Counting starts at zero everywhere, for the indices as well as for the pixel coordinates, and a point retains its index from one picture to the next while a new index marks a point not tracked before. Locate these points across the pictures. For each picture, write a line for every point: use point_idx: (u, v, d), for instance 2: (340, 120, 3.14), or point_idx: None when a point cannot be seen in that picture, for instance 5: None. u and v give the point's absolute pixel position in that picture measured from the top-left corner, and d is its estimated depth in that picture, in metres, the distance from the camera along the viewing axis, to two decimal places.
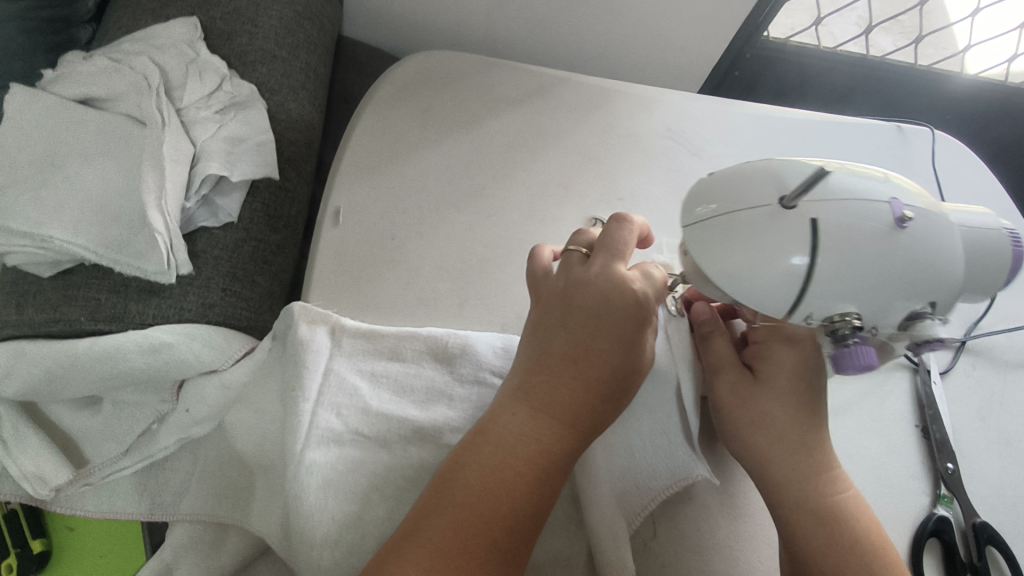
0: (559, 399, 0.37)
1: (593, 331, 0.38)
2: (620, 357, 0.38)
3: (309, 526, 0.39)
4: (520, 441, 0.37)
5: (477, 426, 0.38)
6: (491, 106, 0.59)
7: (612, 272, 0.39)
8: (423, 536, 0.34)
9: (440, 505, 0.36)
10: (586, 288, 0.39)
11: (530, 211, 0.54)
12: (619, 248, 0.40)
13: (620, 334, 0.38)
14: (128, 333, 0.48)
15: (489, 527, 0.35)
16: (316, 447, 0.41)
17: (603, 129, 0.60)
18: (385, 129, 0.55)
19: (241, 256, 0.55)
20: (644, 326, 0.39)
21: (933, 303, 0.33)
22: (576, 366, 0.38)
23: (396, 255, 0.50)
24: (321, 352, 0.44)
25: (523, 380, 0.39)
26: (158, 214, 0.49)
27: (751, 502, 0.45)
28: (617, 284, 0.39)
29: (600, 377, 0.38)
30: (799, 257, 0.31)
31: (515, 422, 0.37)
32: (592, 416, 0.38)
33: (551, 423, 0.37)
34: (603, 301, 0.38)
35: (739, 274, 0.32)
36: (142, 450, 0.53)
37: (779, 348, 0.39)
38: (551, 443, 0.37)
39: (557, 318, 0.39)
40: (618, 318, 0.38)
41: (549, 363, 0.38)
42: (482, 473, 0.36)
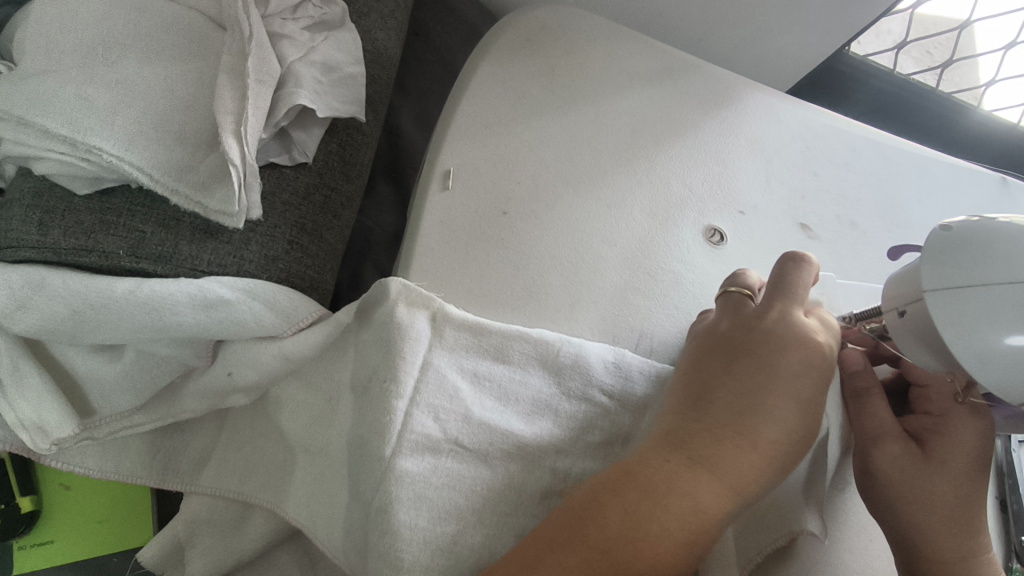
0: (722, 455, 0.34)
1: (769, 382, 0.36)
2: (794, 418, 0.35)
3: (399, 547, 0.34)
4: (672, 491, 0.34)
5: (621, 464, 0.35)
6: (616, 82, 0.53)
7: (790, 318, 0.38)
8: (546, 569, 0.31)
9: (571, 534, 0.33)
10: (764, 332, 0.38)
11: (649, 207, 0.49)
12: (796, 293, 0.39)
13: (798, 392, 0.36)
14: (180, 281, 0.40)
15: None
16: (409, 455, 0.36)
17: (726, 130, 0.55)
18: (503, 87, 0.49)
19: (311, 204, 0.47)
20: (821, 386, 0.37)
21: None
22: (747, 419, 0.35)
23: (505, 236, 0.43)
24: (421, 341, 0.38)
25: (679, 423, 0.36)
26: (234, 142, 0.39)
27: (852, 566, 0.42)
28: (798, 333, 0.37)
29: (771, 436, 0.35)
30: (1020, 340, 0.28)
31: (670, 468, 0.34)
32: (755, 478, 0.35)
33: (710, 479, 0.34)
34: (782, 350, 0.37)
35: (984, 352, 0.28)
36: (163, 410, 0.46)
37: (959, 418, 0.36)
38: (707, 502, 0.34)
39: (726, 360, 0.38)
40: (800, 373, 0.36)
41: (713, 410, 0.36)
42: (625, 521, 0.33)
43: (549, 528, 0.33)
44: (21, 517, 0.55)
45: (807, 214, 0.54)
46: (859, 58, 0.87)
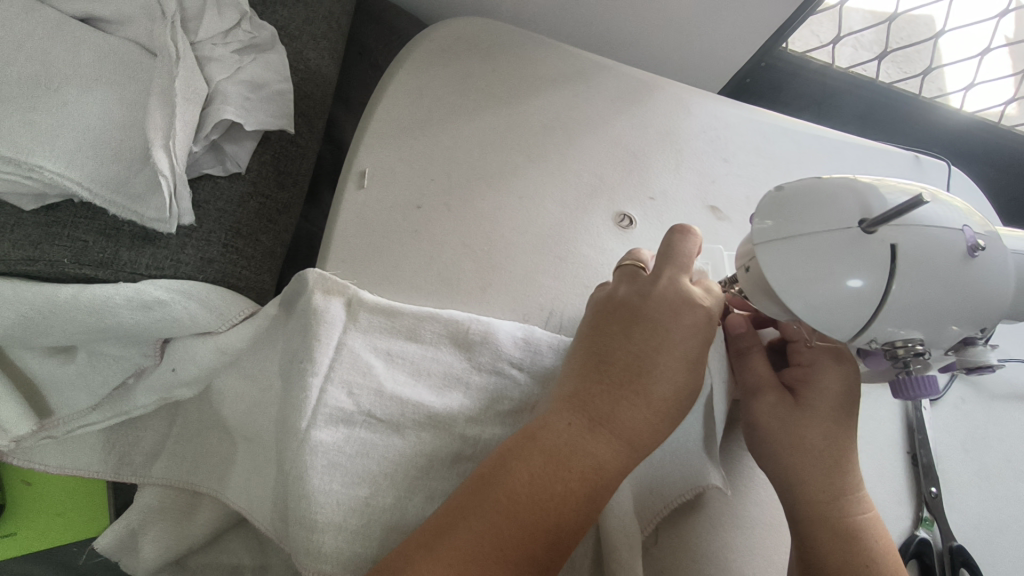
0: (619, 414, 0.37)
1: (660, 343, 0.38)
2: (683, 375, 0.38)
3: (313, 510, 0.37)
4: (573, 452, 0.36)
5: (527, 428, 0.37)
6: (529, 85, 0.56)
7: (680, 284, 0.40)
8: (455, 534, 0.34)
9: (481, 502, 0.35)
10: (655, 298, 0.40)
11: (562, 199, 0.52)
12: (685, 260, 0.42)
13: (685, 351, 0.39)
14: (119, 285, 0.44)
15: (528, 534, 0.34)
16: (323, 426, 0.39)
17: (640, 123, 0.58)
18: (418, 94, 0.52)
19: (247, 211, 0.51)
20: (706, 346, 0.40)
21: (984, 328, 0.33)
22: (639, 379, 0.38)
23: (420, 227, 0.47)
24: (336, 325, 0.42)
25: (579, 388, 0.38)
26: (164, 154, 0.44)
27: (751, 517, 0.46)
28: (685, 297, 0.40)
29: (663, 392, 0.38)
30: (855, 280, 0.31)
31: (571, 430, 0.37)
32: (649, 433, 0.38)
33: (607, 437, 0.37)
34: (671, 313, 0.39)
35: (808, 292, 0.32)
36: (116, 407, 0.49)
37: (825, 367, 0.41)
38: (606, 459, 0.37)
39: (621, 327, 0.40)
40: (686, 334, 0.39)
41: (610, 372, 0.38)
42: (530, 483, 0.35)
43: (460, 498, 0.36)
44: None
45: (716, 195, 0.58)
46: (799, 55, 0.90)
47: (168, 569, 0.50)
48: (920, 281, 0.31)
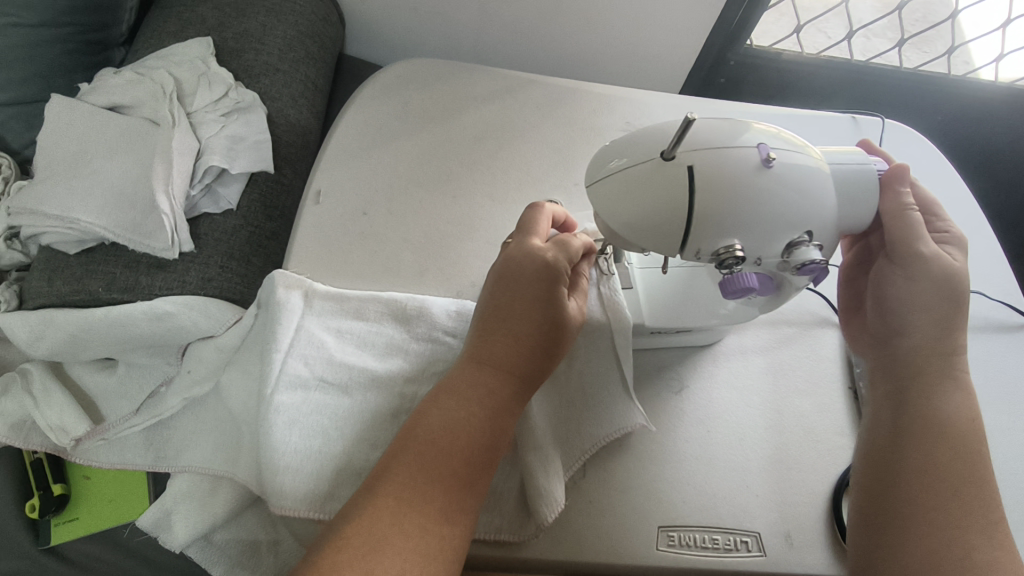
0: (496, 351, 0.45)
1: (522, 294, 0.45)
2: (546, 310, 0.45)
3: (276, 457, 0.45)
4: (468, 387, 0.44)
5: (437, 384, 0.46)
6: (461, 105, 0.65)
7: (524, 245, 0.47)
8: (394, 470, 0.41)
9: (409, 439, 0.42)
10: (507, 262, 0.47)
11: (491, 193, 0.60)
12: (531, 226, 0.49)
13: (544, 295, 0.45)
14: (138, 303, 0.56)
15: (446, 455, 0.41)
16: (285, 390, 0.48)
17: (566, 124, 0.66)
18: (366, 126, 0.63)
19: (239, 239, 0.62)
20: (560, 285, 0.46)
21: (808, 233, 0.39)
22: (507, 323, 0.45)
23: (366, 229, 0.56)
24: (295, 311, 0.51)
25: (471, 342, 0.46)
26: (165, 197, 0.57)
27: (682, 451, 0.49)
28: (530, 253, 0.46)
29: (530, 328, 0.45)
30: (684, 203, 0.37)
31: (463, 375, 0.45)
32: (528, 360, 0.45)
33: (489, 371, 0.44)
34: (526, 268, 0.46)
35: (632, 221, 0.38)
36: (150, 410, 0.60)
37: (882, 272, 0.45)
38: (494, 388, 0.44)
39: (489, 291, 0.47)
40: (538, 279, 0.45)
41: (485, 325, 0.46)
42: (442, 416, 0.43)
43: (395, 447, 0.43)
44: (53, 499, 0.60)
45: None
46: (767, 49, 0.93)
47: (198, 544, 0.60)
48: (722, 194, 0.37)
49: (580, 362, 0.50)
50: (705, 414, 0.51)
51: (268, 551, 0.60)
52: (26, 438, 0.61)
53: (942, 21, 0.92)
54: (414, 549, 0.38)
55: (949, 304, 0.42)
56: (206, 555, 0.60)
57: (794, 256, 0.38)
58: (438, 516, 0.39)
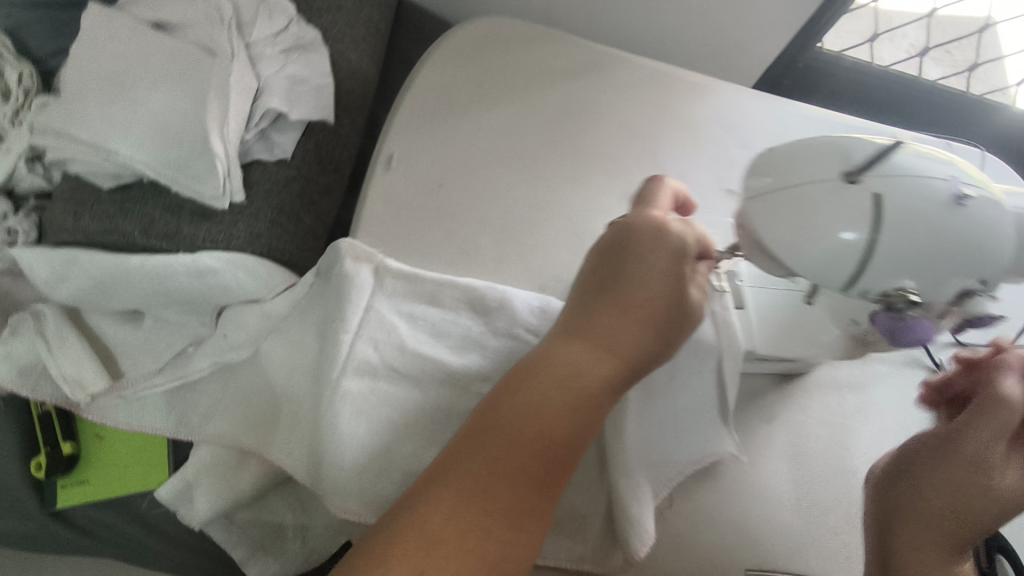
0: (599, 326, 0.38)
1: (633, 266, 0.39)
2: (664, 289, 0.39)
3: (340, 451, 0.41)
4: (559, 365, 0.38)
5: (520, 357, 0.40)
6: (543, 76, 0.58)
7: (646, 213, 0.41)
8: (460, 454, 0.36)
9: (481, 422, 0.37)
10: (625, 227, 0.41)
11: (576, 177, 0.54)
12: (653, 196, 0.43)
13: (658, 270, 0.39)
14: (180, 255, 0.50)
15: (522, 446, 0.36)
16: (352, 377, 0.43)
17: (656, 111, 0.60)
18: (441, 86, 0.56)
19: (290, 192, 0.56)
20: (681, 264, 0.40)
21: (985, 281, 0.34)
22: (616, 295, 0.39)
23: (442, 203, 0.50)
24: (364, 288, 0.45)
25: (567, 315, 0.40)
26: (218, 138, 0.50)
27: (768, 488, 0.47)
28: (653, 221, 0.40)
29: (643, 304, 0.39)
30: (852, 234, 0.32)
31: (553, 349, 0.39)
32: (634, 343, 0.39)
33: (588, 347, 0.38)
34: (641, 239, 0.40)
35: (800, 244, 0.33)
36: (176, 370, 0.55)
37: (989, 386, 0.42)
38: (585, 370, 0.38)
39: (596, 258, 0.41)
40: (659, 252, 0.39)
41: (587, 295, 0.40)
42: (521, 400, 0.37)
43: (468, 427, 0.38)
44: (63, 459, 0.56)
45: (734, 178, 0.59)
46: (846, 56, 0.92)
47: (219, 522, 0.56)
48: (909, 230, 0.32)
49: (674, 380, 0.46)
50: (795, 450, 0.48)
51: (294, 537, 0.57)
52: (34, 387, 0.55)
53: (992, 59, 0.97)
54: (464, 555, 0.33)
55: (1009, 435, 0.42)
56: (228, 535, 0.57)
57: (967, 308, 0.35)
58: (499, 520, 0.35)
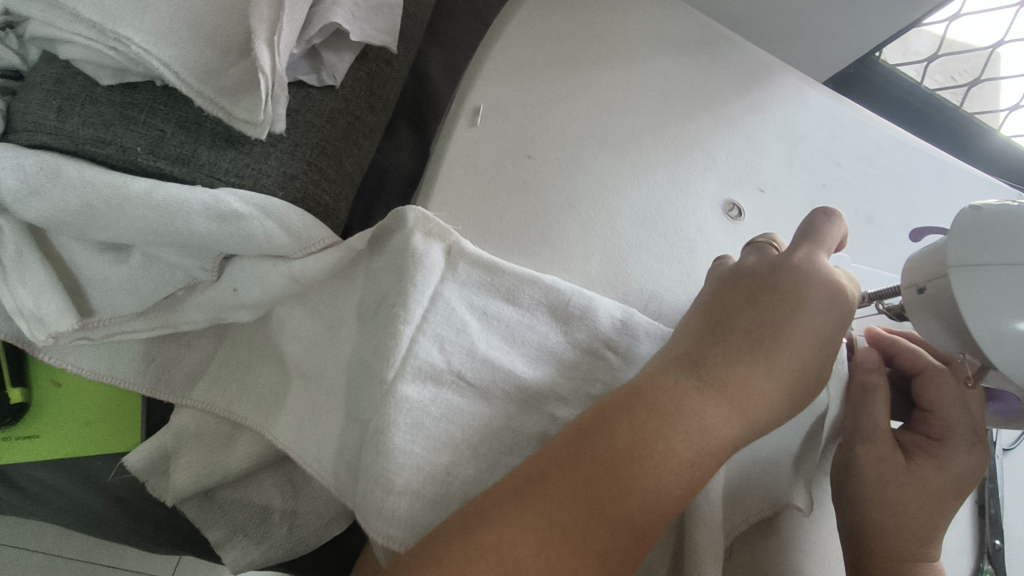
0: (734, 378, 0.34)
1: (790, 316, 0.35)
2: (812, 353, 0.35)
3: (392, 470, 0.34)
4: (681, 410, 0.33)
5: (633, 383, 0.34)
6: (648, 44, 0.52)
7: (815, 262, 0.37)
8: (552, 482, 0.31)
9: (577, 450, 0.32)
10: (789, 271, 0.36)
11: (671, 172, 0.48)
12: (824, 240, 0.38)
13: (817, 328, 0.35)
14: (196, 189, 0.39)
15: (628, 494, 0.31)
16: (411, 380, 0.36)
17: (757, 109, 0.54)
18: (541, 33, 0.49)
19: (335, 128, 0.46)
20: (841, 327, 0.36)
21: None
22: (763, 346, 0.35)
23: (527, 179, 0.43)
24: (434, 271, 0.38)
25: (692, 348, 0.35)
26: (266, 49, 0.39)
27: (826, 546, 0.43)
28: (821, 275, 0.36)
29: (787, 365, 0.35)
30: None
31: (677, 388, 0.34)
32: (768, 404, 0.34)
33: (720, 399, 0.34)
34: (806, 288, 0.36)
35: (997, 324, 0.29)
36: (164, 318, 0.45)
37: (951, 406, 0.40)
38: (715, 422, 0.33)
39: (744, 294, 0.37)
40: (822, 313, 0.36)
41: (729, 337, 0.35)
42: (632, 436, 0.32)
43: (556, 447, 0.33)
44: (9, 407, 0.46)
45: (825, 201, 0.53)
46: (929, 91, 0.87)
47: (196, 498, 0.47)
48: None
49: None
50: None
51: (280, 522, 0.48)
52: None
53: None
54: None
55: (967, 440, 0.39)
56: (202, 513, 0.48)
57: None
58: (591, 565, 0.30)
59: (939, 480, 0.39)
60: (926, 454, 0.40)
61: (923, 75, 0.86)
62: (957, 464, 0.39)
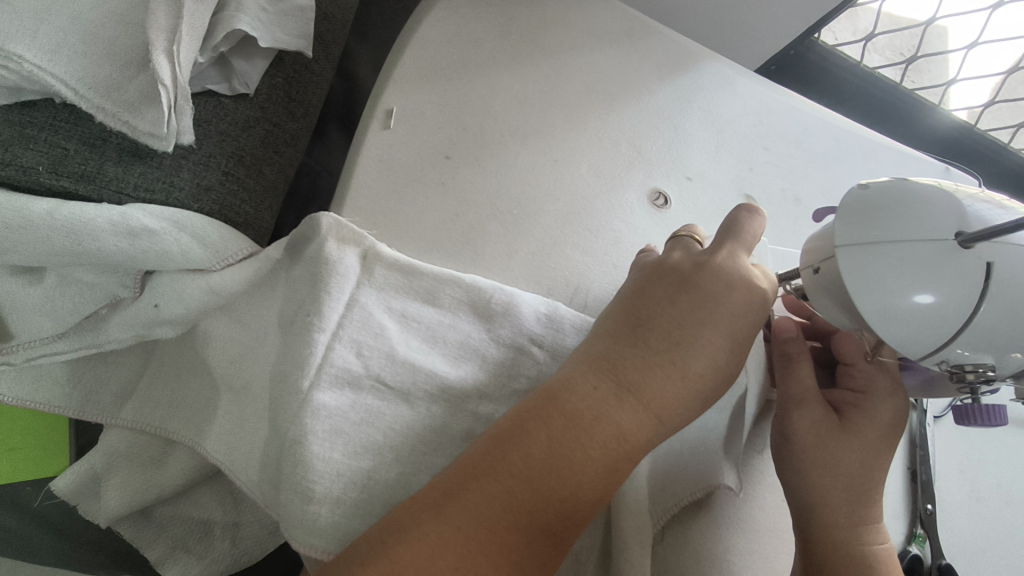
0: (650, 382, 0.33)
1: (704, 315, 0.34)
2: (724, 355, 0.34)
3: (310, 479, 0.34)
4: (595, 418, 0.32)
5: (546, 388, 0.33)
6: (571, 40, 0.52)
7: (736, 262, 0.36)
8: (467, 496, 0.30)
9: (494, 463, 0.31)
10: (709, 269, 0.35)
11: (595, 165, 0.48)
12: (746, 239, 0.37)
13: (729, 329, 0.34)
14: (101, 207, 0.39)
15: (542, 504, 0.30)
16: (327, 387, 0.36)
17: (683, 97, 0.54)
18: (457, 32, 0.48)
19: (252, 137, 0.46)
20: (756, 329, 0.35)
21: None
22: (678, 348, 0.34)
23: (446, 179, 0.43)
24: (349, 277, 0.38)
25: (610, 350, 0.34)
26: (166, 61, 0.38)
27: (758, 522, 0.44)
28: (738, 275, 0.35)
29: (700, 368, 0.34)
30: (922, 296, 0.29)
31: (595, 395, 0.32)
32: (681, 408, 0.34)
33: (635, 405, 0.32)
34: (723, 287, 0.35)
35: (886, 301, 0.29)
36: (87, 338, 0.44)
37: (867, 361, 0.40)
38: (629, 428, 0.32)
39: (664, 291, 0.35)
40: (738, 314, 0.34)
41: (647, 339, 0.34)
42: (549, 448, 0.31)
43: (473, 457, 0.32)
44: None
45: (753, 185, 0.54)
46: (867, 69, 0.87)
47: (131, 518, 0.47)
48: (1011, 308, 0.28)
49: None
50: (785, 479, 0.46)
51: (222, 536, 0.48)
52: None
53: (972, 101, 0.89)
54: None
55: (891, 389, 0.39)
56: (138, 533, 0.47)
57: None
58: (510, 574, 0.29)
59: (873, 433, 0.38)
60: (855, 409, 0.39)
61: (863, 51, 0.85)
62: (883, 411, 0.38)
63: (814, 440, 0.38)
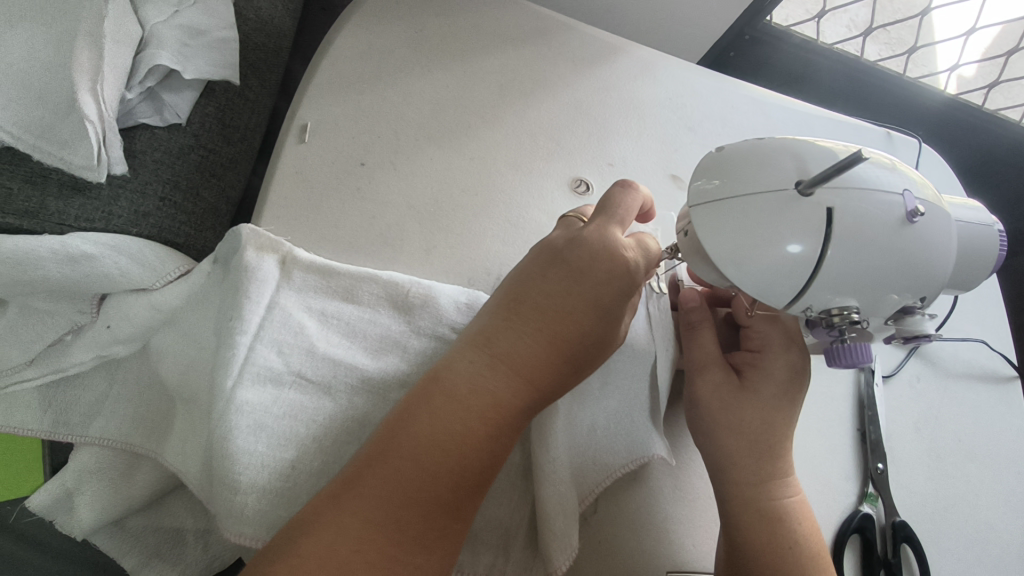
0: (519, 350, 0.35)
1: (573, 284, 0.36)
2: (595, 320, 0.36)
3: (236, 471, 0.36)
4: (472, 390, 0.34)
5: (432, 370, 0.36)
6: (484, 44, 0.55)
7: (606, 233, 0.38)
8: (365, 481, 0.32)
9: (390, 445, 0.33)
10: (579, 243, 0.37)
11: (513, 160, 0.50)
12: (618, 211, 0.39)
13: (598, 295, 0.36)
14: (43, 237, 0.42)
15: (430, 475, 0.32)
16: (250, 385, 0.38)
17: (601, 87, 0.56)
18: (368, 47, 0.51)
19: (185, 163, 0.50)
20: (626, 293, 0.37)
21: (923, 297, 0.32)
22: (548, 317, 0.36)
23: (362, 185, 0.45)
24: (268, 282, 0.40)
25: (487, 327, 0.36)
26: (91, 100, 0.42)
27: (695, 490, 0.45)
28: (607, 244, 0.37)
29: (571, 334, 0.36)
30: (795, 245, 0.30)
31: (472, 369, 0.35)
32: (554, 372, 0.36)
33: (508, 373, 0.35)
34: (591, 258, 0.36)
35: (741, 253, 0.30)
36: (52, 362, 0.47)
37: (761, 322, 0.42)
38: (503, 394, 0.34)
39: (539, 267, 0.37)
40: (605, 280, 0.36)
41: (520, 312, 0.36)
42: (432, 422, 0.33)
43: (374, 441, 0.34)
44: None
45: (678, 165, 0.55)
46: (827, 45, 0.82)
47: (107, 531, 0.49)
48: (851, 248, 0.30)
49: (608, 381, 0.43)
50: None
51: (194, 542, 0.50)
52: None
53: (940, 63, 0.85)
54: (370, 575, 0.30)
55: (786, 345, 0.42)
56: (115, 544, 0.49)
57: (904, 324, 0.34)
58: (411, 543, 0.31)
59: (771, 388, 0.41)
60: (754, 368, 0.42)
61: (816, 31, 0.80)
62: (778, 367, 0.41)
63: (716, 402, 0.41)
